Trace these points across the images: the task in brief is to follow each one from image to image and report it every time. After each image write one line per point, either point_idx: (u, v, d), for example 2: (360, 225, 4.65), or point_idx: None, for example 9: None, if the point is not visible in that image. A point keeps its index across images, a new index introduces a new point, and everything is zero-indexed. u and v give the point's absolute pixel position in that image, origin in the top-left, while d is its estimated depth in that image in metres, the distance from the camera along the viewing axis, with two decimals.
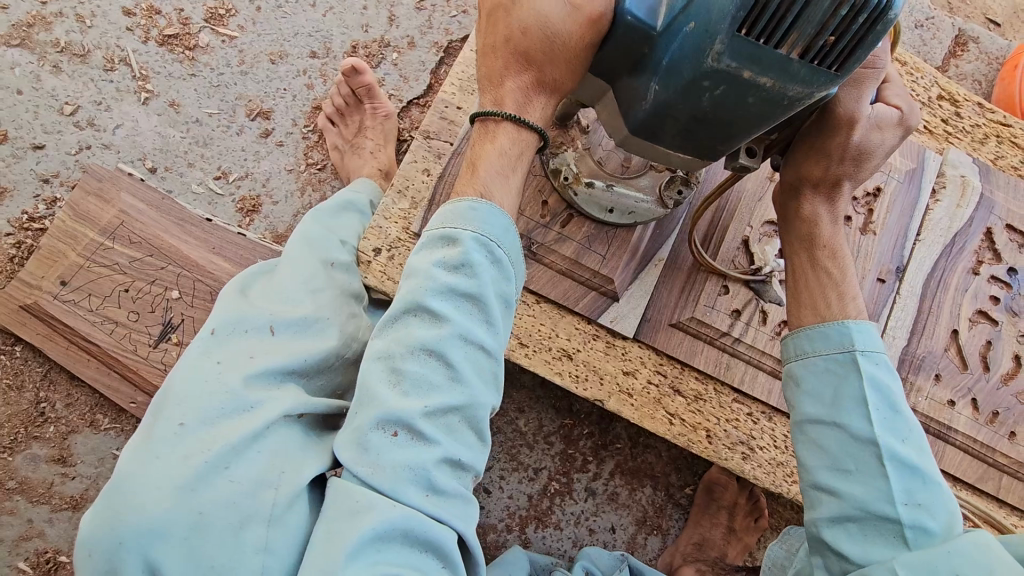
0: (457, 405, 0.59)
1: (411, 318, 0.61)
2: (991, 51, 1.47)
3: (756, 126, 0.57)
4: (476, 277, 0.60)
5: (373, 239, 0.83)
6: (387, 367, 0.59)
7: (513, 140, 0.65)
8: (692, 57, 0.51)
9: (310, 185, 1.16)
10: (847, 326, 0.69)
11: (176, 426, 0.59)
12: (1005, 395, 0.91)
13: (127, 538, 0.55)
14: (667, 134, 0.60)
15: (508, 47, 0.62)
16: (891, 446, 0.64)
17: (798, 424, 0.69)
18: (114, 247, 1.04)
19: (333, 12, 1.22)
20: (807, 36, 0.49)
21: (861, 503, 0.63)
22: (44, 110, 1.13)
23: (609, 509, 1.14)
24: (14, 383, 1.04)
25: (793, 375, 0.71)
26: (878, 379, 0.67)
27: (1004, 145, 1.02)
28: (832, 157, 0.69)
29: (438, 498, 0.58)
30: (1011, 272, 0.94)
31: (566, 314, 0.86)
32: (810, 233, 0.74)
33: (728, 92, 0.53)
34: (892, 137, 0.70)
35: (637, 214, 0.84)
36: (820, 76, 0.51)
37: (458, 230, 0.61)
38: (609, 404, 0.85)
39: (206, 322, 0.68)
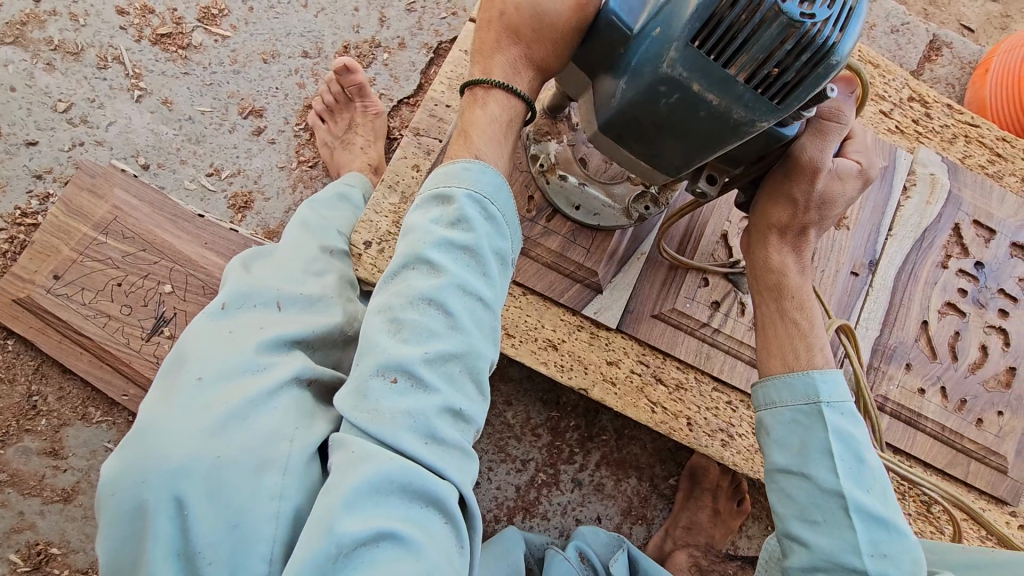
0: (456, 353, 0.61)
1: (410, 271, 0.63)
2: (965, 56, 1.52)
3: (708, 146, 0.59)
4: (472, 230, 0.64)
5: (364, 232, 0.86)
6: (388, 318, 0.62)
7: (503, 107, 0.69)
8: (652, 62, 0.55)
9: (302, 182, 1.18)
10: (811, 377, 0.70)
11: (194, 379, 0.62)
12: (973, 383, 0.95)
13: (149, 481, 0.56)
14: (633, 138, 0.63)
15: (501, 21, 0.69)
16: (856, 498, 0.66)
17: (769, 474, 0.71)
18: (106, 242, 1.05)
19: (324, 13, 1.24)
20: (753, 62, 0.52)
21: (828, 554, 0.66)
22: (37, 107, 1.14)
23: (596, 499, 1.16)
24: (6, 377, 1.04)
25: (762, 423, 0.73)
26: (842, 429, 0.68)
27: (971, 145, 1.06)
28: (799, 203, 0.72)
29: (439, 447, 0.59)
30: (978, 266, 0.98)
31: (552, 306, 0.89)
32: (778, 283, 0.76)
33: (680, 101, 0.56)
34: (853, 186, 0.74)
35: (602, 216, 0.87)
36: (761, 104, 0.54)
37: (452, 188, 0.65)
38: (594, 393, 0.88)
39: (216, 296, 0.70)
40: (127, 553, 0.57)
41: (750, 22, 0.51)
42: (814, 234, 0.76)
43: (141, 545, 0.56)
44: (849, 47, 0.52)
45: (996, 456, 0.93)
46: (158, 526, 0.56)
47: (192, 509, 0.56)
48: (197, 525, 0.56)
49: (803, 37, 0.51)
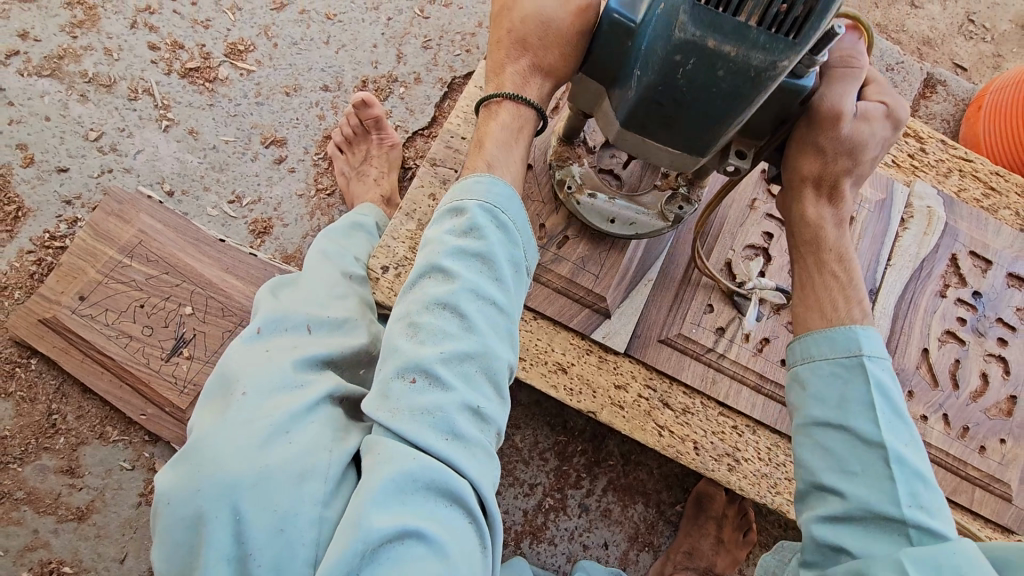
0: (471, 354, 0.64)
1: (426, 279, 0.66)
2: (958, 94, 1.58)
3: (735, 105, 0.61)
4: (484, 239, 0.67)
5: (382, 257, 0.89)
6: (407, 324, 0.65)
7: (512, 116, 0.74)
8: (662, 34, 0.58)
9: (319, 210, 1.23)
10: (854, 331, 0.72)
11: (239, 394, 0.64)
12: (975, 410, 0.96)
13: (205, 491, 0.60)
14: (658, 123, 0.65)
15: (509, 37, 0.74)
16: (894, 447, 0.67)
17: (803, 427, 0.71)
18: (131, 265, 1.09)
19: (345, 50, 1.31)
20: (761, 6, 0.54)
21: (865, 502, 0.66)
22: (70, 136, 1.19)
23: (603, 525, 1.17)
24: (27, 396, 1.07)
25: (799, 377, 0.74)
26: (883, 382, 0.70)
27: (966, 178, 1.10)
28: (828, 153, 0.72)
29: (459, 444, 0.62)
30: (976, 295, 1.00)
31: (561, 330, 0.92)
32: (816, 237, 0.77)
33: (698, 64, 0.58)
34: (880, 128, 0.74)
35: (639, 225, 0.88)
36: (779, 43, 0.55)
37: (463, 202, 0.68)
38: (602, 415, 0.90)
39: (250, 322, 0.73)
40: (183, 559, 0.60)
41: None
42: (847, 184, 0.76)
43: (197, 551, 0.59)
44: None
45: (1000, 483, 0.94)
46: (213, 533, 0.59)
47: (245, 517, 0.59)
48: (251, 533, 0.59)
49: None
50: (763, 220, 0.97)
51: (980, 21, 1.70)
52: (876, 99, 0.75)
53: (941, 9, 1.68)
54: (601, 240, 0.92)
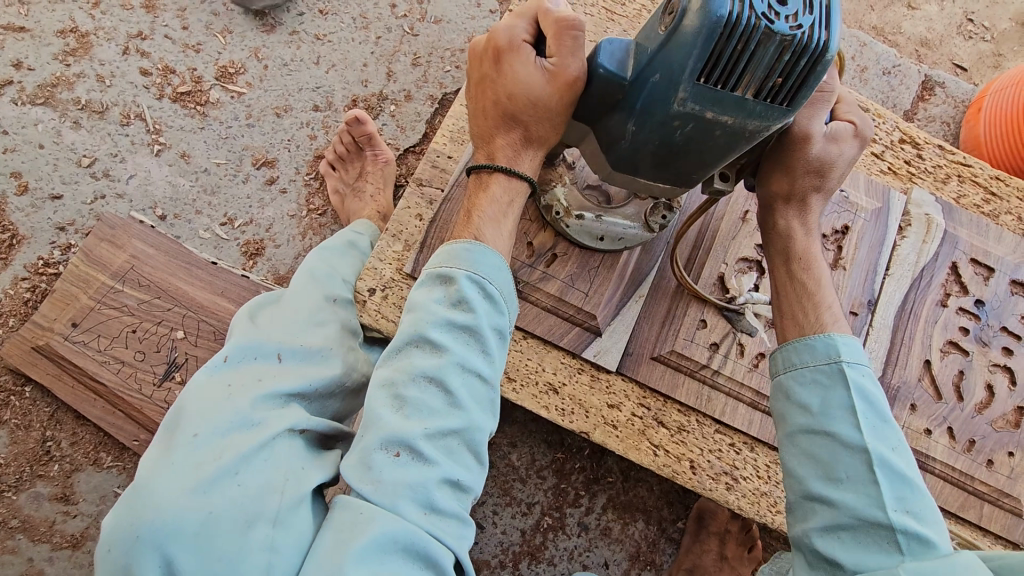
0: (455, 428, 0.64)
1: (413, 348, 0.67)
2: (958, 95, 1.56)
3: (727, 155, 0.64)
4: (471, 311, 0.67)
5: (368, 279, 0.89)
6: (391, 394, 0.65)
7: (504, 189, 0.73)
8: (662, 104, 0.59)
9: (312, 230, 1.23)
10: (832, 338, 0.72)
11: (189, 435, 0.64)
12: (980, 423, 0.94)
13: (144, 535, 0.59)
14: (650, 165, 0.67)
15: (497, 110, 0.72)
16: (879, 451, 0.66)
17: (789, 436, 0.70)
18: (123, 290, 1.09)
19: (335, 69, 1.31)
20: (758, 80, 0.58)
21: (854, 509, 0.64)
22: (63, 163, 1.20)
23: (603, 544, 1.15)
24: (22, 423, 1.07)
25: (782, 387, 0.73)
26: (864, 387, 0.70)
27: (965, 184, 1.07)
28: (797, 172, 0.75)
29: (437, 517, 0.62)
30: (978, 304, 0.98)
31: (551, 349, 0.90)
32: (785, 245, 0.79)
33: (697, 128, 0.60)
34: (849, 147, 0.76)
35: (628, 239, 0.89)
36: (773, 112, 0.60)
37: (453, 269, 0.68)
38: (595, 436, 0.88)
39: (221, 347, 0.73)
40: None
41: (746, 49, 0.56)
42: (817, 199, 0.79)
43: None
44: (840, 36, 0.57)
45: (1009, 498, 0.92)
46: None
47: (185, 564, 0.59)
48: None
49: (797, 45, 0.57)
50: (755, 232, 0.96)
51: (979, 19, 1.67)
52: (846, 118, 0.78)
53: (938, 9, 1.66)
54: (591, 257, 0.91)
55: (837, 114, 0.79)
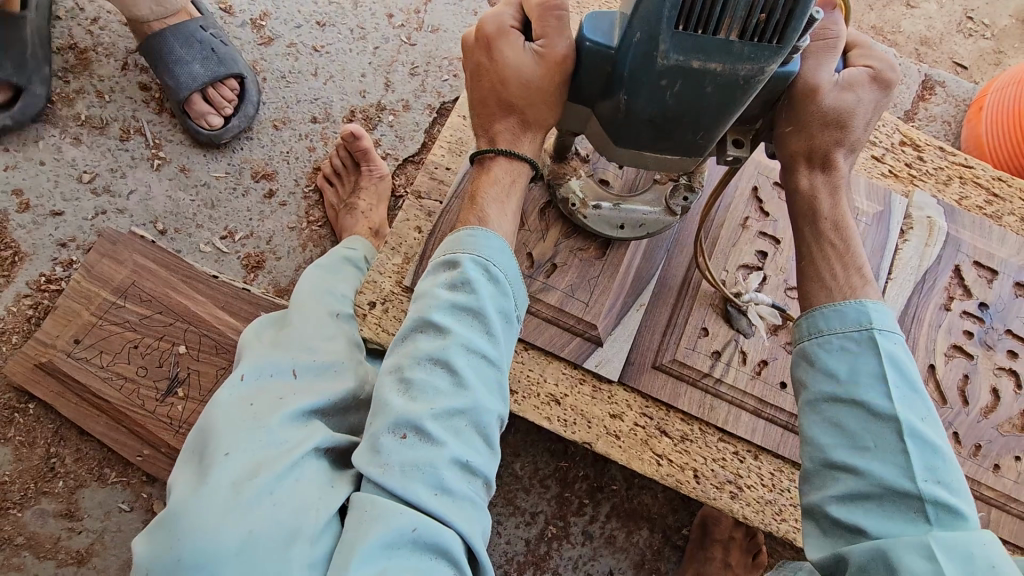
0: (461, 409, 0.64)
1: (418, 333, 0.67)
2: (959, 95, 1.55)
3: (726, 114, 0.62)
4: (475, 293, 0.67)
5: (368, 292, 0.89)
6: (398, 378, 0.65)
7: (506, 170, 0.73)
8: (645, 62, 0.58)
9: (312, 241, 1.23)
10: (864, 305, 0.69)
11: (220, 456, 0.65)
12: (986, 427, 0.93)
13: (188, 558, 0.60)
14: (653, 136, 0.65)
15: (491, 95, 0.71)
16: (908, 421, 0.64)
17: (812, 404, 0.68)
18: (125, 306, 1.10)
19: (333, 80, 1.31)
20: (740, 19, 0.55)
21: (879, 478, 0.62)
22: (64, 179, 1.21)
23: (608, 553, 1.15)
24: (27, 440, 1.08)
25: (807, 353, 0.71)
26: (896, 356, 0.67)
27: (967, 185, 1.06)
28: (815, 126, 0.70)
29: (448, 498, 0.62)
30: (982, 307, 0.97)
31: (552, 360, 0.90)
32: (811, 209, 0.75)
33: (685, 85, 0.59)
34: (867, 92, 0.72)
35: (649, 224, 0.87)
36: (763, 52, 0.56)
37: (458, 254, 0.68)
38: (598, 446, 0.88)
39: (235, 369, 0.74)
40: None
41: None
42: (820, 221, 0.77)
43: None
44: None
45: (1017, 503, 0.91)
46: None
47: None
48: None
49: None
50: (756, 239, 0.95)
51: (979, 18, 1.66)
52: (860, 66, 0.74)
53: (937, 8, 1.65)
54: (590, 266, 0.91)
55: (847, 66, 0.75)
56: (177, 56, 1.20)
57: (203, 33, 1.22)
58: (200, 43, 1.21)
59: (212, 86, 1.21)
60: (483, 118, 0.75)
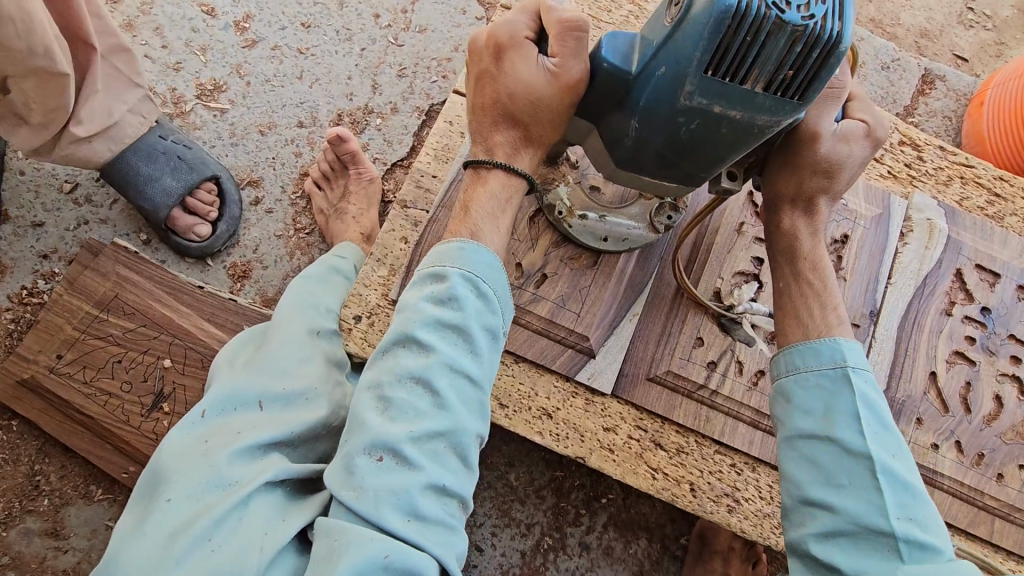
0: (440, 431, 0.62)
1: (401, 348, 0.64)
2: (959, 88, 1.52)
3: (734, 153, 0.61)
4: (460, 309, 0.64)
5: (354, 305, 0.86)
6: (376, 396, 0.63)
7: (503, 185, 0.70)
8: (666, 98, 0.57)
9: (299, 249, 1.20)
10: (837, 343, 0.69)
11: (163, 502, 0.66)
12: (989, 435, 0.91)
13: None
14: (653, 163, 0.64)
15: (496, 108, 0.68)
16: (882, 459, 0.64)
17: (788, 440, 0.68)
18: (108, 320, 1.07)
19: (319, 83, 1.28)
20: (768, 73, 0.55)
21: (855, 516, 0.62)
22: (45, 189, 1.18)
23: (604, 563, 1.13)
24: (10, 458, 1.06)
25: (784, 390, 0.71)
26: (868, 394, 0.67)
27: (968, 186, 1.04)
28: (804, 170, 0.71)
29: (421, 524, 0.61)
30: (984, 311, 0.95)
31: (544, 372, 0.88)
32: (790, 247, 0.76)
33: (703, 124, 0.58)
34: (860, 147, 0.72)
35: (632, 239, 0.87)
36: (784, 106, 0.57)
37: (445, 268, 0.65)
38: (591, 460, 0.86)
39: (200, 400, 0.75)
40: None
41: (755, 41, 0.53)
42: (813, 225, 0.75)
43: None
44: (853, 30, 0.54)
45: (1021, 513, 0.89)
46: None
47: None
48: None
49: (810, 36, 0.53)
50: (751, 244, 0.93)
51: (979, 8, 1.63)
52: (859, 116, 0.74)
53: None
54: (582, 276, 0.89)
55: (849, 111, 0.75)
56: (143, 175, 1.09)
57: (165, 143, 1.11)
58: (163, 153, 1.10)
59: (191, 193, 1.13)
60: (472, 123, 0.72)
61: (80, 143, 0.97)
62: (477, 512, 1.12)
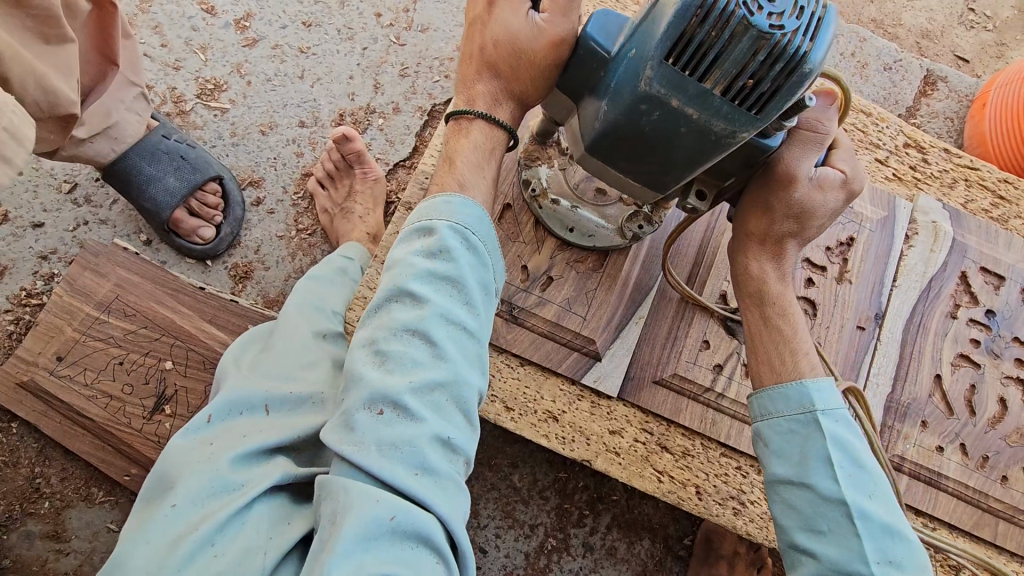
0: (440, 382, 0.61)
1: (393, 304, 0.64)
2: (962, 89, 1.52)
3: (696, 160, 0.59)
4: (452, 261, 0.64)
5: (359, 308, 0.85)
6: (372, 351, 0.62)
7: (485, 135, 0.71)
8: (630, 81, 0.55)
9: (301, 250, 1.19)
10: (805, 385, 0.69)
11: (168, 506, 0.64)
12: (993, 438, 0.91)
13: None
14: (620, 156, 0.63)
15: (480, 56, 0.69)
16: (858, 503, 0.64)
17: (770, 486, 0.69)
18: (108, 321, 1.06)
19: (320, 83, 1.28)
20: (729, 76, 0.52)
21: (837, 563, 0.63)
22: (43, 189, 1.17)
23: (608, 564, 1.13)
24: (10, 460, 1.05)
25: (760, 435, 0.71)
26: (841, 436, 0.67)
27: (972, 188, 1.04)
28: (777, 213, 0.71)
29: (429, 479, 0.60)
30: (989, 314, 0.95)
31: (550, 375, 0.88)
32: (760, 291, 0.76)
33: (663, 116, 0.55)
34: (835, 197, 0.72)
35: (597, 238, 0.87)
36: (741, 116, 0.54)
37: (432, 222, 0.65)
38: (597, 463, 0.86)
39: (206, 406, 0.74)
40: None
41: (720, 37, 0.50)
42: (819, 228, 0.75)
43: None
44: (823, 52, 0.51)
45: None
46: None
47: None
48: None
49: (776, 46, 0.50)
50: None
51: (981, 8, 1.63)
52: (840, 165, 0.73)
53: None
54: (587, 279, 0.88)
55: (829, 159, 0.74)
56: (146, 174, 1.08)
57: (167, 142, 1.11)
58: (167, 154, 1.10)
59: (193, 197, 1.12)
60: (469, 101, 0.71)
61: (82, 143, 0.94)
62: (480, 513, 1.12)
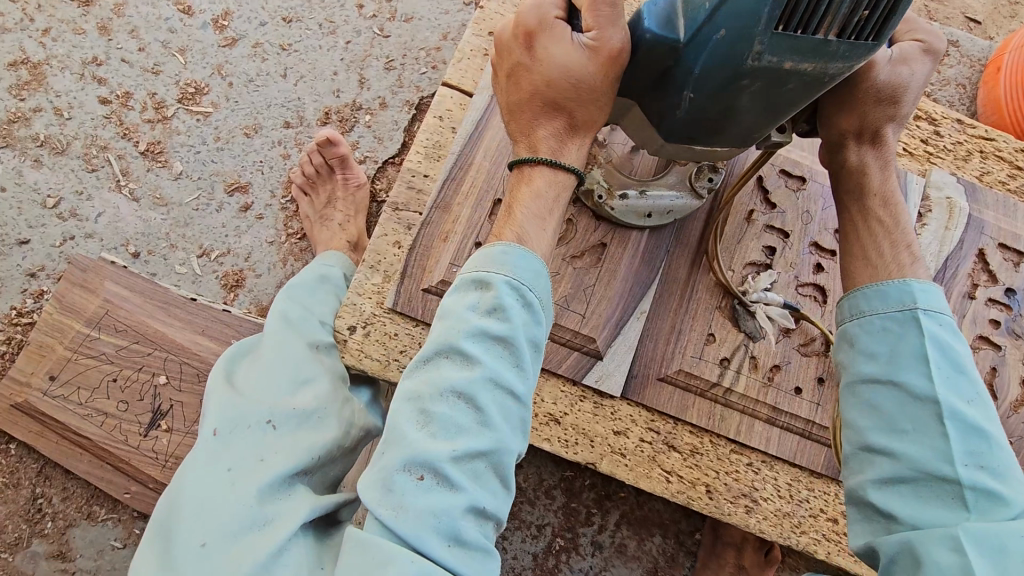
0: (483, 450, 0.58)
1: (442, 360, 0.60)
2: (972, 55, 1.45)
3: (797, 107, 0.57)
4: (508, 321, 0.59)
5: (348, 316, 0.82)
6: (417, 409, 0.59)
7: (549, 181, 0.64)
8: (730, 61, 0.53)
9: (292, 255, 1.16)
10: (909, 284, 0.63)
11: (198, 545, 0.65)
12: (1016, 423, 0.87)
13: None
14: (706, 131, 0.61)
15: (535, 100, 0.63)
16: (952, 405, 0.59)
17: (849, 385, 0.63)
18: (100, 337, 1.04)
19: (304, 81, 1.23)
20: (842, 17, 0.50)
21: (914, 461, 0.58)
22: (28, 205, 1.14)
23: (619, 563, 1.11)
24: (10, 482, 1.04)
25: (847, 334, 0.65)
26: (942, 338, 0.61)
27: (988, 160, 0.99)
28: (868, 102, 0.65)
29: (462, 550, 0.58)
30: (1009, 293, 0.90)
31: (550, 376, 0.85)
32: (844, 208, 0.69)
33: (767, 84, 0.54)
34: (921, 65, 0.67)
35: (676, 210, 0.84)
36: (858, 50, 0.52)
37: (489, 274, 0.60)
38: (602, 466, 0.83)
39: (207, 421, 0.73)
40: None
41: None
42: None
43: None
44: None
45: None
46: None
47: None
48: None
49: None
50: (762, 233, 0.89)
51: None
52: (909, 37, 0.68)
53: None
54: (585, 275, 0.85)
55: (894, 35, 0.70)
56: None
57: None
58: None
59: None
60: None
61: None
62: None
